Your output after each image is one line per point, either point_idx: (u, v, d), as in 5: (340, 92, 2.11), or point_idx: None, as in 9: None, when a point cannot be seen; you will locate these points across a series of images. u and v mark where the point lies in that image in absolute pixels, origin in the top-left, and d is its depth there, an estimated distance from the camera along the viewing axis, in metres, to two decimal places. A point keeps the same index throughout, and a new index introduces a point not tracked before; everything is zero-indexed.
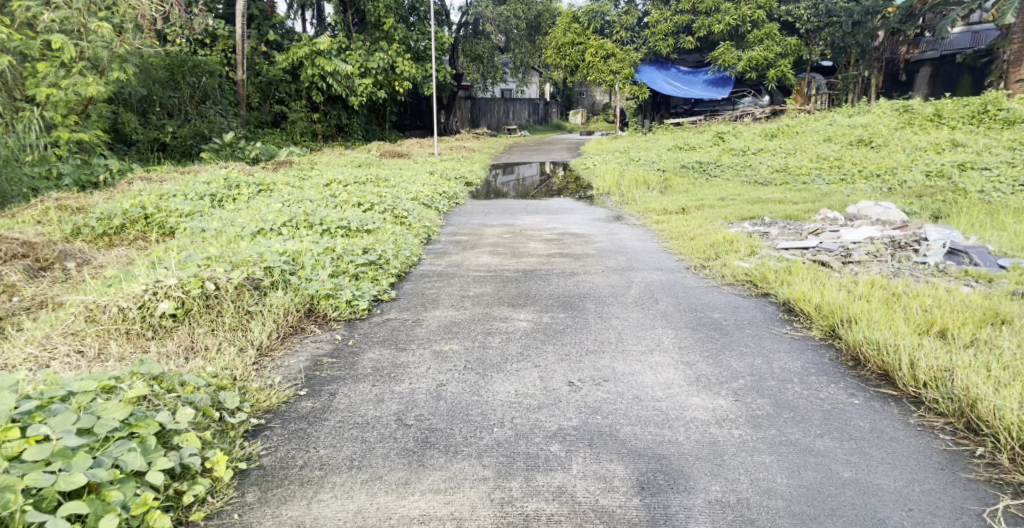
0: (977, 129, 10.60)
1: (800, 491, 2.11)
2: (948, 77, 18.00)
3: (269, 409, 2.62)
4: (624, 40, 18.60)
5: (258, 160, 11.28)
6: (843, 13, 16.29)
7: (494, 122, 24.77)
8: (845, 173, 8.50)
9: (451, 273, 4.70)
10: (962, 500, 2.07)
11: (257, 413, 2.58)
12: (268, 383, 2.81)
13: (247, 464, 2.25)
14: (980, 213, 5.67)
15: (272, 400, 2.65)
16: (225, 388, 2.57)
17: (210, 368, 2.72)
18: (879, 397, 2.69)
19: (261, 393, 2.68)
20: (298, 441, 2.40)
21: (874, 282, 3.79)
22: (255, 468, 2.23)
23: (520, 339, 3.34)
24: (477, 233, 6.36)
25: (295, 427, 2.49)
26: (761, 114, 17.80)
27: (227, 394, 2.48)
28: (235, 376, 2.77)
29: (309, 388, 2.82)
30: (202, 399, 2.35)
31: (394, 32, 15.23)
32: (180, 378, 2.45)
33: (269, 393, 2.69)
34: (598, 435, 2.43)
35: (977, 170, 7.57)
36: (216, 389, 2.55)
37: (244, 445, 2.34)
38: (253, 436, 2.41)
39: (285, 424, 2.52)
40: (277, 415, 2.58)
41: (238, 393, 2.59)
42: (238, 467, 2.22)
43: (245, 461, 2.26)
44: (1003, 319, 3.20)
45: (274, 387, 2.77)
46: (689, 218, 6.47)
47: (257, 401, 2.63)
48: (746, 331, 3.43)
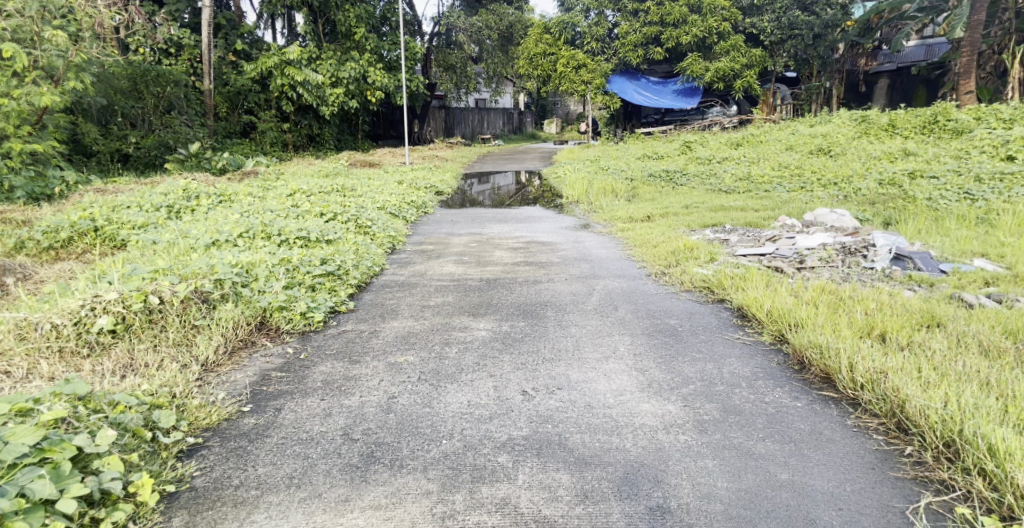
0: (929, 139, 10.95)
1: (738, 495, 2.14)
2: (904, 89, 18.57)
3: (208, 427, 2.56)
4: (595, 50, 18.74)
5: (225, 170, 11.08)
6: (805, 26, 16.83)
7: (468, 131, 24.77)
8: (804, 181, 8.69)
9: (413, 283, 4.67)
10: (888, 498, 2.13)
11: (195, 431, 2.52)
12: (210, 400, 2.75)
13: (178, 486, 2.20)
14: (928, 220, 5.86)
15: (212, 417, 2.59)
16: (161, 406, 2.51)
17: (147, 385, 2.65)
18: (821, 400, 2.74)
19: (201, 410, 2.63)
20: (236, 460, 2.35)
21: (823, 287, 3.87)
22: (185, 491, 2.18)
23: (478, 349, 3.32)
24: (444, 242, 6.33)
25: (234, 445, 2.44)
26: (729, 124, 18.07)
27: (162, 412, 2.43)
28: (174, 393, 2.71)
29: (253, 403, 2.76)
30: (131, 419, 2.29)
31: (365, 42, 15.21)
32: (110, 398, 2.40)
33: (209, 410, 2.64)
34: (547, 444, 2.43)
35: (926, 177, 7.83)
36: (151, 407, 2.49)
37: (176, 466, 2.29)
38: (187, 457, 2.36)
39: (224, 442, 2.47)
40: (217, 433, 2.53)
41: (175, 412, 2.53)
42: (166, 490, 2.16)
43: (175, 483, 2.21)
44: (938, 322, 3.31)
45: (216, 403, 2.71)
46: (655, 226, 6.54)
47: (196, 419, 2.57)
48: (699, 336, 3.47)
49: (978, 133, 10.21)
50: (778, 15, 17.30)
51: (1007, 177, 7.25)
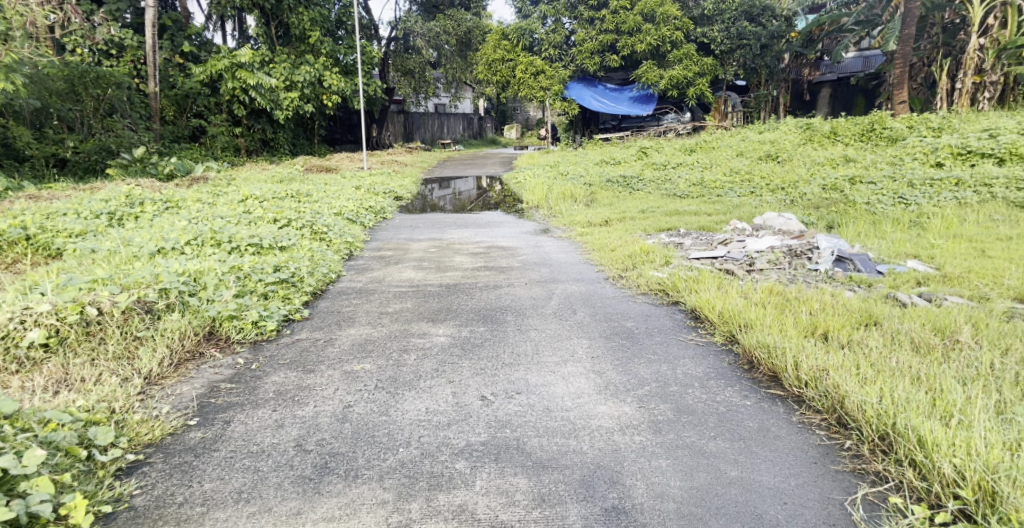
0: (867, 146, 11.43)
1: (690, 493, 2.20)
2: (845, 98, 19.25)
3: (151, 442, 2.49)
4: (553, 57, 18.91)
5: (173, 176, 10.75)
6: (752, 36, 17.47)
7: (428, 135, 24.65)
8: (754, 186, 8.96)
9: (371, 290, 4.63)
10: (829, 491, 2.22)
11: (137, 448, 2.45)
12: (153, 414, 2.68)
13: (115, 507, 2.14)
14: (866, 224, 6.12)
15: (155, 432, 2.53)
16: (98, 423, 2.44)
17: (83, 401, 2.57)
18: (768, 398, 2.84)
19: (142, 425, 2.56)
20: (180, 476, 2.30)
21: (771, 289, 4.00)
22: (123, 511, 2.13)
23: (436, 356, 3.31)
24: (402, 248, 6.29)
25: (179, 460, 2.39)
26: (684, 130, 18.47)
27: (99, 429, 2.36)
28: (113, 408, 2.63)
29: (200, 417, 2.70)
30: (65, 437, 2.22)
31: (320, 46, 15.02)
32: (41, 416, 2.33)
33: (152, 425, 2.57)
34: (505, 449, 2.45)
35: (865, 183, 8.16)
36: (87, 423, 2.42)
37: (113, 485, 2.23)
38: (126, 475, 2.30)
39: (167, 458, 2.41)
40: (161, 449, 2.46)
41: (114, 428, 2.46)
42: (102, 511, 2.10)
43: (112, 503, 2.15)
44: (876, 320, 3.47)
45: (159, 418, 2.64)
46: (612, 230, 6.65)
47: (138, 435, 2.50)
48: (655, 338, 3.55)
49: (912, 141, 10.71)
50: (728, 25, 17.81)
51: (938, 182, 7.62)
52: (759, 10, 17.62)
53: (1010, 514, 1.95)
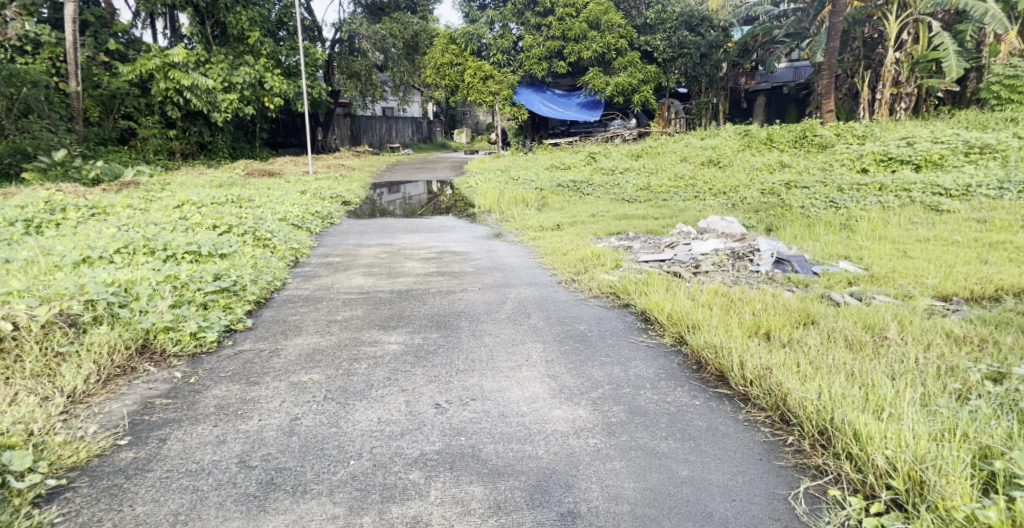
0: (800, 152, 11.93)
1: (643, 494, 2.23)
2: (778, 106, 20.05)
3: (74, 466, 2.36)
4: (500, 62, 18.95)
5: (98, 181, 10.25)
6: (693, 46, 18.22)
7: (375, 139, 24.34)
8: (698, 191, 9.20)
9: (318, 297, 4.51)
10: (773, 486, 2.29)
11: (59, 472, 2.31)
12: (78, 435, 2.53)
13: None
14: (802, 227, 6.36)
15: (80, 455, 2.39)
16: (14, 447, 2.30)
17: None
18: (716, 397, 2.92)
19: (66, 447, 2.42)
20: (109, 500, 2.19)
21: (716, 290, 4.11)
22: None
23: (388, 364, 3.26)
24: (351, 254, 6.18)
25: (107, 484, 2.27)
26: (630, 136, 18.92)
27: (14, 454, 2.22)
28: (32, 430, 2.48)
29: (131, 436, 2.57)
30: None
31: (260, 47, 14.63)
32: None
33: (77, 446, 2.43)
34: (460, 457, 2.43)
35: (800, 187, 8.51)
36: (2, 448, 2.27)
37: (31, 513, 2.09)
38: (47, 502, 2.17)
39: (93, 481, 2.28)
40: (86, 472, 2.33)
41: (32, 451, 2.32)
42: None
43: None
44: (813, 319, 3.61)
45: (85, 438, 2.50)
46: (564, 234, 6.70)
47: (60, 458, 2.36)
48: (607, 340, 3.59)
49: (840, 148, 11.23)
50: (669, 34, 18.30)
51: (864, 187, 8.01)
52: (698, 20, 18.29)
53: (937, 502, 2.04)
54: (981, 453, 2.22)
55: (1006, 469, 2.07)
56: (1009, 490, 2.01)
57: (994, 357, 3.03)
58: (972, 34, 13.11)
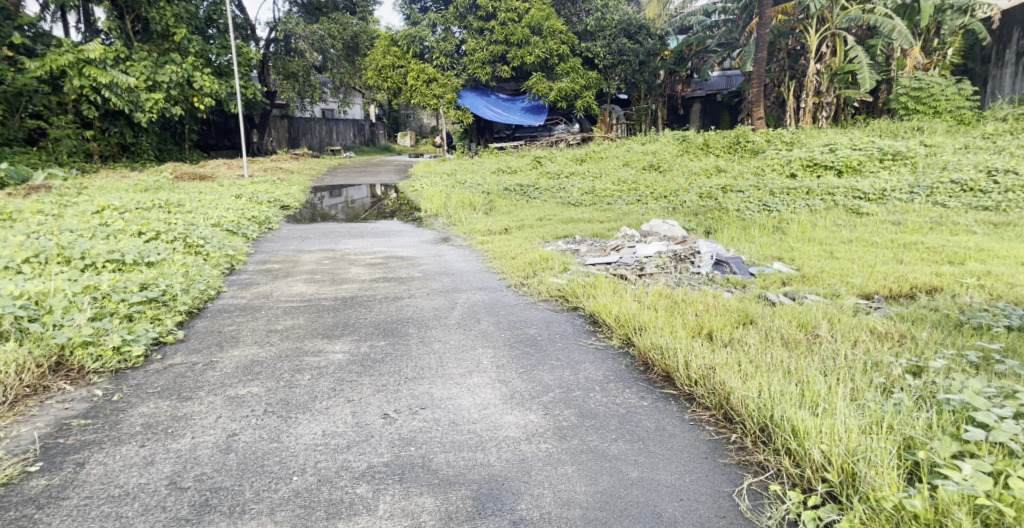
0: (734, 157, 12.35)
1: (595, 498, 2.23)
2: (713, 112, 20.41)
3: None
4: (444, 65, 18.79)
5: (4, 185, 9.59)
6: (631, 53, 18.70)
7: (315, 142, 23.82)
8: (640, 195, 9.38)
9: (256, 306, 4.34)
10: (719, 484, 2.33)
11: None
12: None
13: None
14: (738, 229, 6.57)
15: None
16: None
17: None
18: (663, 397, 2.96)
19: None
20: None
21: (661, 292, 4.18)
22: None
23: (333, 374, 3.15)
24: (292, 260, 6.00)
25: (16, 515, 2.11)
26: (574, 140, 19.02)
27: None
28: None
29: (44, 461, 2.40)
30: None
31: (187, 44, 14.08)
32: None
33: None
34: (410, 468, 2.37)
35: (735, 191, 8.79)
36: None
37: None
38: None
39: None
40: None
41: None
42: None
43: None
44: (752, 319, 3.72)
45: None
46: (512, 238, 6.70)
47: None
48: (557, 344, 3.59)
49: (771, 153, 11.69)
50: (609, 41, 18.64)
51: (794, 192, 8.34)
52: (636, 28, 18.69)
53: (869, 493, 2.11)
54: (906, 444, 2.31)
55: (928, 457, 2.16)
56: (931, 479, 2.10)
57: (913, 351, 3.18)
58: (882, 49, 13.94)
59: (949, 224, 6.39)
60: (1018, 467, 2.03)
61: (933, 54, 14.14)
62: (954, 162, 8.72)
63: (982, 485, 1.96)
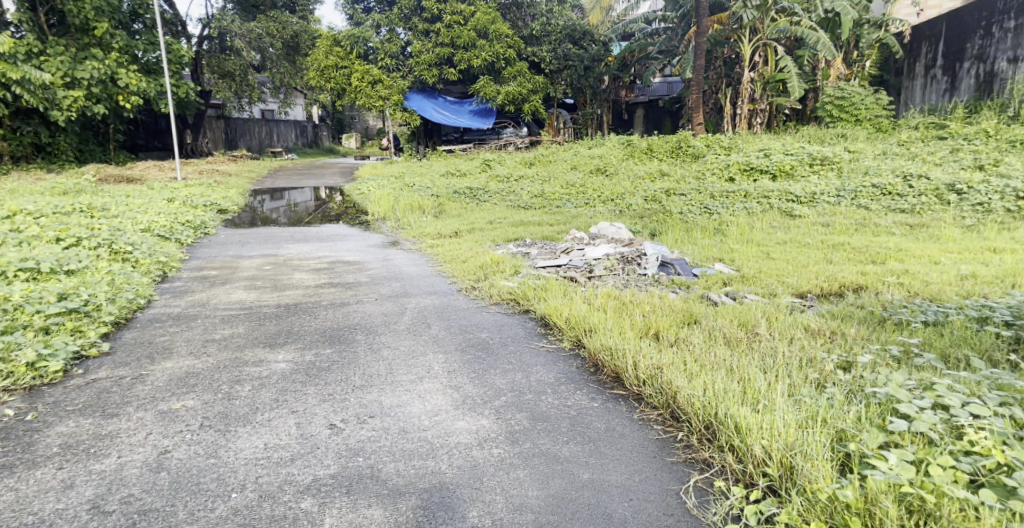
0: (676, 162, 12.65)
1: (547, 501, 2.23)
2: (655, 118, 21.11)
3: None
4: (389, 67, 18.52)
5: None
6: (576, 59, 18.74)
7: (254, 144, 23.18)
8: (588, 198, 9.49)
9: (191, 315, 4.17)
10: (667, 482, 2.37)
11: None
12: None
13: None
14: (682, 232, 6.73)
15: None
16: None
17: None
18: (612, 398, 2.99)
19: None
20: None
21: (610, 293, 4.24)
22: None
23: (276, 384, 3.06)
24: (230, 266, 5.80)
25: None
26: (523, 144, 19.12)
27: None
28: None
29: None
30: None
31: (110, 40, 13.45)
32: None
33: None
34: (358, 479, 2.31)
35: (678, 195, 9.00)
36: None
37: None
38: None
39: None
40: None
41: None
42: None
43: None
44: (695, 319, 3.81)
45: None
46: (462, 241, 6.66)
47: None
48: (509, 347, 3.59)
49: (711, 158, 12.03)
50: (554, 46, 18.82)
51: (732, 195, 8.61)
52: (581, 33, 18.96)
53: (805, 486, 2.18)
54: (837, 436, 2.39)
55: (858, 449, 2.24)
56: (861, 469, 2.18)
57: (844, 347, 3.32)
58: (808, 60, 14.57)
59: (872, 226, 6.71)
60: (938, 455, 2.13)
61: (853, 65, 14.78)
62: (875, 167, 9.17)
63: (906, 473, 2.05)
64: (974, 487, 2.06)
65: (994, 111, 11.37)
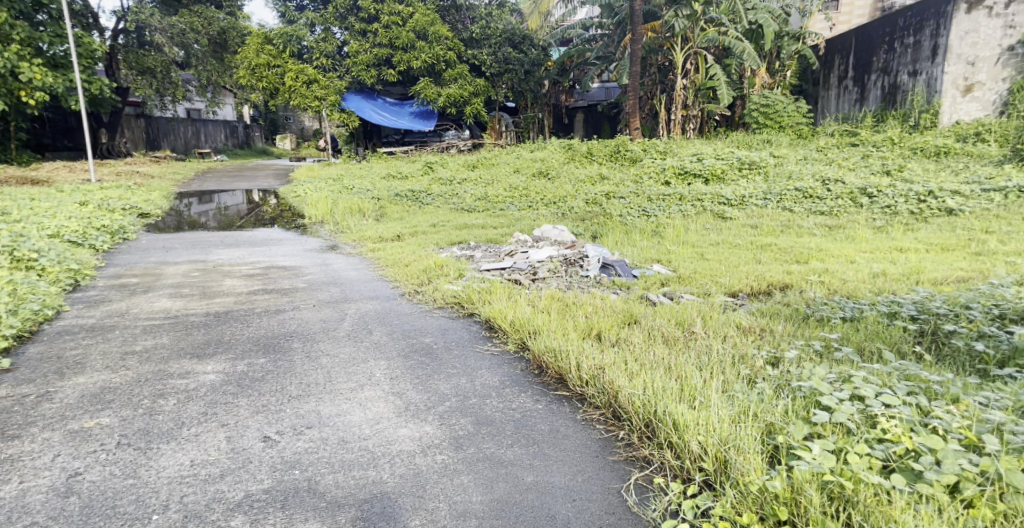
0: (616, 165, 12.88)
1: (491, 506, 2.22)
2: (595, 123, 21.60)
3: None
4: (325, 67, 18.12)
5: None
6: (517, 62, 18.96)
7: (179, 145, 22.31)
8: (531, 201, 9.54)
9: (108, 326, 3.96)
10: (608, 481, 2.40)
11: None
12: None
13: None
14: (622, 234, 6.85)
15: None
16: None
17: None
18: (556, 399, 3.01)
19: None
20: None
21: (553, 295, 4.27)
22: None
23: (204, 397, 2.93)
24: (153, 273, 5.54)
25: None
26: (465, 146, 19.14)
27: None
28: None
29: None
30: None
31: (12, 31, 12.61)
32: None
33: None
34: (294, 493, 2.25)
35: (617, 198, 9.16)
36: None
37: None
38: None
39: None
40: None
41: None
42: None
43: None
44: (635, 319, 3.87)
45: None
46: (404, 245, 6.58)
47: None
48: (453, 352, 3.56)
49: (648, 162, 12.30)
50: (495, 49, 18.88)
51: (668, 198, 8.82)
52: (520, 38, 19.19)
53: (738, 478, 2.24)
54: (767, 429, 2.47)
55: (786, 440, 2.33)
56: (788, 460, 2.26)
57: (772, 343, 3.45)
58: (736, 68, 15.13)
59: (796, 227, 7.01)
60: (855, 443, 2.23)
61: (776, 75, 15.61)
62: (798, 172, 9.58)
63: (827, 462, 2.13)
64: (886, 472, 2.17)
65: (898, 120, 12.05)
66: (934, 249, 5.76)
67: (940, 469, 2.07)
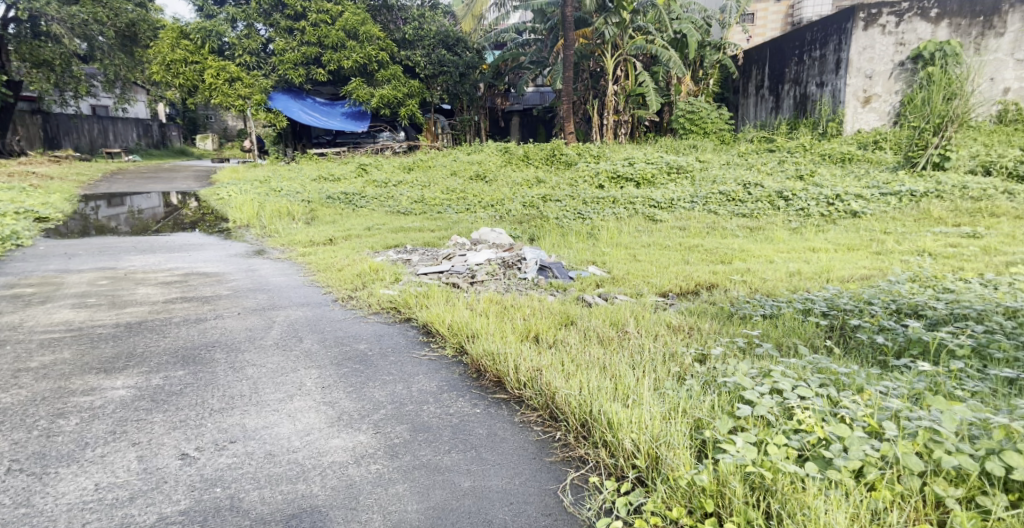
0: (551, 169, 12.99)
1: (427, 515, 2.16)
2: (531, 126, 21.87)
3: None
4: (249, 64, 17.52)
5: None
6: (451, 64, 18.84)
7: (85, 144, 21.05)
8: (469, 204, 9.48)
9: (2, 341, 3.67)
10: (544, 482, 2.38)
11: None
12: None
13: None
14: (558, 236, 6.90)
15: None
16: None
17: None
18: (494, 403, 2.97)
19: None
20: None
21: (491, 298, 4.24)
22: None
23: (114, 415, 2.74)
24: (54, 282, 5.17)
25: None
26: (400, 148, 18.95)
27: None
28: None
29: None
30: None
31: None
32: None
33: None
34: (214, 512, 2.13)
35: (553, 201, 9.23)
36: None
37: None
38: None
39: None
40: None
41: None
42: None
43: None
44: (572, 320, 3.88)
45: None
46: (337, 249, 6.40)
47: None
48: (389, 358, 3.46)
49: (582, 165, 12.46)
50: (428, 51, 18.75)
51: (602, 201, 8.95)
52: (454, 40, 19.08)
53: (669, 473, 2.26)
54: (696, 424, 2.50)
55: (713, 435, 2.36)
56: (715, 454, 2.30)
57: (701, 341, 3.52)
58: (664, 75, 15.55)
59: (720, 229, 7.24)
60: (774, 435, 2.28)
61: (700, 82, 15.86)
62: (722, 176, 9.89)
63: (750, 454, 2.18)
64: (801, 461, 2.23)
65: (808, 128, 12.63)
66: (841, 248, 6.05)
67: (847, 455, 2.15)
